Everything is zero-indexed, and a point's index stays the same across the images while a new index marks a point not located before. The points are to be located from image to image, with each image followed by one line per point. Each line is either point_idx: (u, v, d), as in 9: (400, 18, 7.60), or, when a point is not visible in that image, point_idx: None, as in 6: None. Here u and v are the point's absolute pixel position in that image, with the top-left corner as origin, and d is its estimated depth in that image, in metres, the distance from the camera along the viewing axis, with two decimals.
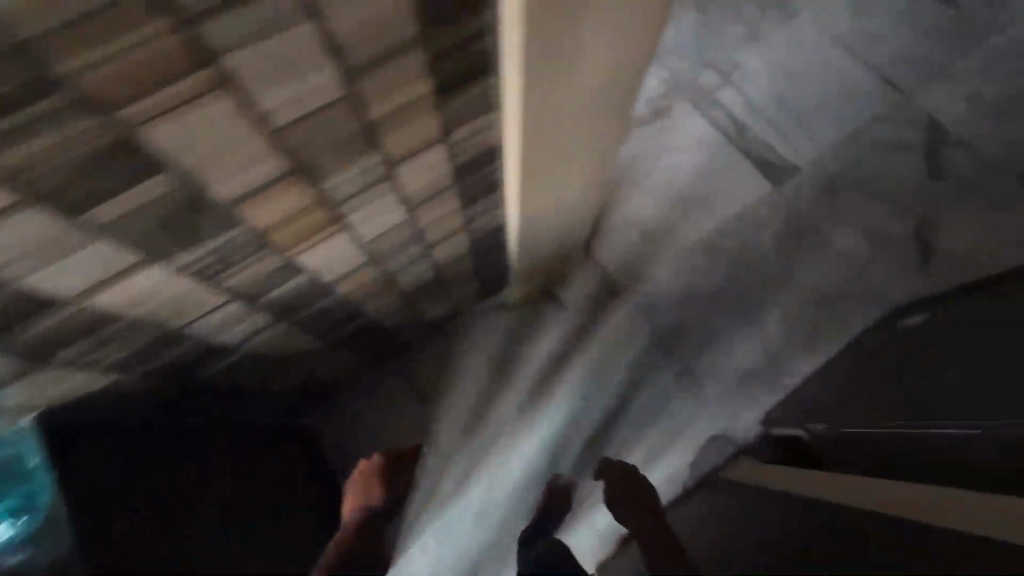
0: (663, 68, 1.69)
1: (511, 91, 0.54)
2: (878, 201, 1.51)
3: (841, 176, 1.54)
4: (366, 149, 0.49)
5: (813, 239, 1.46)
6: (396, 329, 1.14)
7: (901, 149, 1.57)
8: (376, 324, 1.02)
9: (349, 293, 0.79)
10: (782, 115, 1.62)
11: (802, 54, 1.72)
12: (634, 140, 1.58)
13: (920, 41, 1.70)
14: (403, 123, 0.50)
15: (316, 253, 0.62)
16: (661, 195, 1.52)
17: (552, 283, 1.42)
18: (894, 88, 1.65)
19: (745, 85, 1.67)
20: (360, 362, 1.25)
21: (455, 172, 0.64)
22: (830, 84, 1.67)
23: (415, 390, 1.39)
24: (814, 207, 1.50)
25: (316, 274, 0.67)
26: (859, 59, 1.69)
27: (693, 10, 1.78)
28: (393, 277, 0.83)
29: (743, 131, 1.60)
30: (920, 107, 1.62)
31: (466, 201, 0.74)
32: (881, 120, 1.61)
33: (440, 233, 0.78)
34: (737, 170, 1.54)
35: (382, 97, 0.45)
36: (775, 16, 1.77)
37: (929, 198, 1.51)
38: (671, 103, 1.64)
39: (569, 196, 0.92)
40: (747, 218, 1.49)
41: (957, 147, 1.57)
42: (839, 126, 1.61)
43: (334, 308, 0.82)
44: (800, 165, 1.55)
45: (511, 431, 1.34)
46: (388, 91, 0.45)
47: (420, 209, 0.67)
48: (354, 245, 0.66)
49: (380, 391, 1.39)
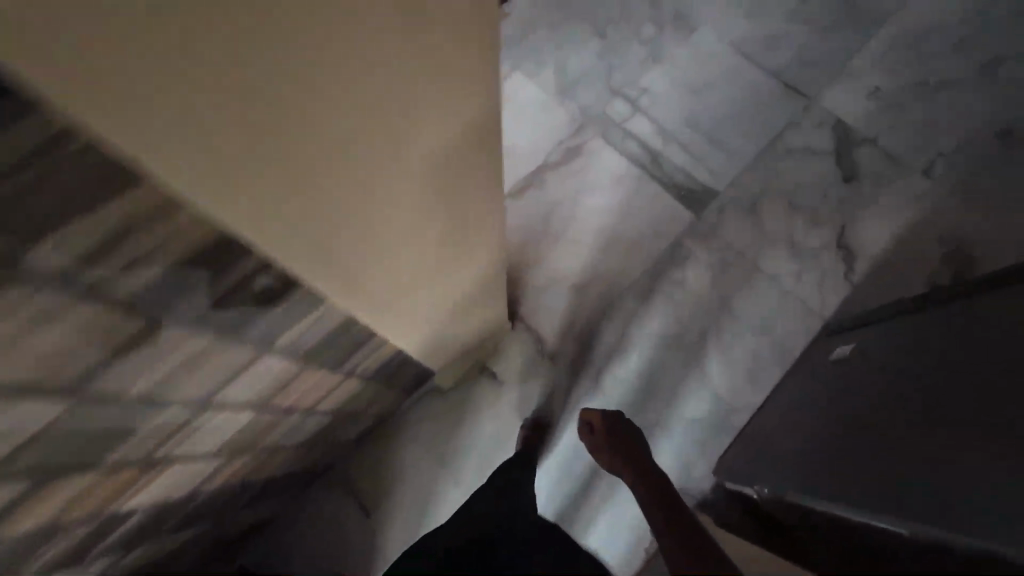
0: (573, 103, 1.63)
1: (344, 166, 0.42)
2: (799, 213, 1.50)
3: (761, 192, 1.53)
4: (146, 411, 0.47)
5: (739, 266, 1.45)
6: (306, 464, 1.09)
7: (815, 154, 1.57)
8: (271, 478, 0.97)
9: (219, 487, 0.77)
10: (695, 137, 1.60)
11: (708, 67, 1.69)
12: (550, 188, 1.53)
13: (818, 39, 1.71)
14: (186, 373, 0.47)
15: (142, 496, 0.58)
16: (583, 245, 1.48)
17: (486, 358, 1.37)
18: (798, 92, 1.65)
19: (655, 109, 1.63)
20: (273, 500, 1.15)
21: (295, 363, 0.62)
22: (738, 96, 1.65)
23: (351, 497, 1.36)
24: (738, 231, 1.48)
25: (161, 501, 0.65)
26: (761, 67, 1.69)
27: (594, 35, 1.72)
28: (272, 449, 0.81)
29: (658, 161, 1.56)
30: (826, 108, 1.63)
31: (330, 363, 0.71)
32: (792, 127, 1.61)
33: (310, 399, 0.75)
34: (656, 205, 1.51)
35: (132, 375, 0.43)
36: (676, 30, 1.73)
37: (848, 202, 1.52)
38: (584, 140, 1.58)
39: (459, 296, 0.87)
40: (671, 253, 1.46)
41: (866, 145, 1.58)
42: (753, 139, 1.59)
43: (203, 503, 0.79)
44: (718, 188, 1.54)
45: (480, 447, 1.36)
46: (131, 370, 0.42)
47: (266, 402, 0.64)
48: (196, 463, 0.64)
49: (307, 513, 1.35)
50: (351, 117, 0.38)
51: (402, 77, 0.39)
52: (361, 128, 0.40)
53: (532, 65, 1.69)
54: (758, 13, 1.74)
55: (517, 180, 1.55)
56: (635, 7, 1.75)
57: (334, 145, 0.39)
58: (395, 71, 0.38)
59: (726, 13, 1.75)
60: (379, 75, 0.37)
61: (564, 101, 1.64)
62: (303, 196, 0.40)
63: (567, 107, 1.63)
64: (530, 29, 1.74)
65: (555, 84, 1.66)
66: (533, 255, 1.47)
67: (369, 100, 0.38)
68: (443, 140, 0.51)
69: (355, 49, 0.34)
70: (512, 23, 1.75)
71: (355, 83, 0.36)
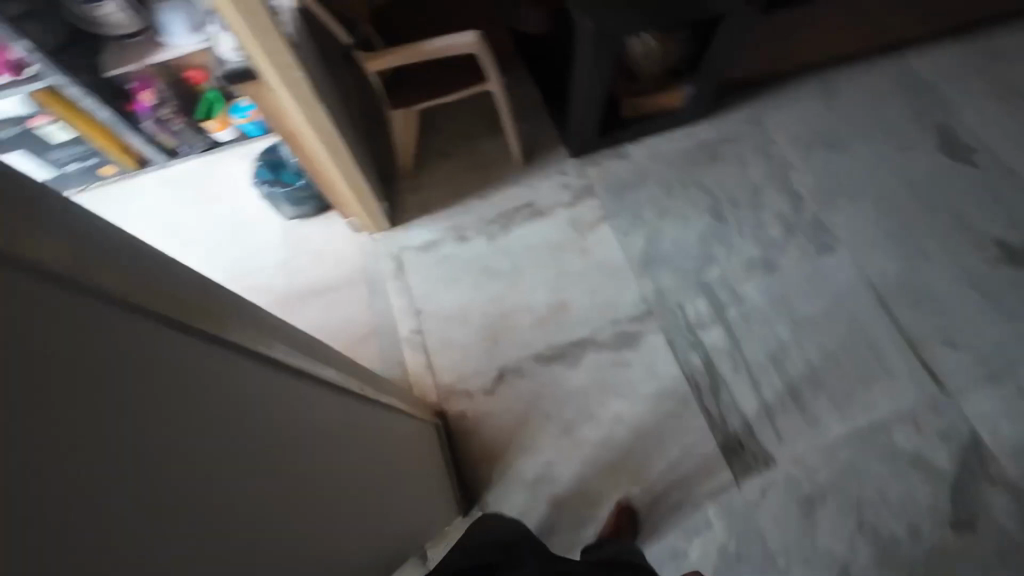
0: (649, 281, 1.48)
1: (117, 429, 0.37)
2: (867, 538, 1.20)
3: (827, 489, 1.25)
4: None
5: (760, 568, 1.20)
6: None
7: (922, 468, 1.25)
8: None
9: None
10: (775, 382, 1.35)
11: (825, 301, 1.43)
12: (584, 369, 1.39)
13: (987, 320, 1.37)
14: None
15: None
16: (589, 453, 1.31)
17: (434, 542, 1.25)
18: (932, 376, 1.33)
19: (741, 329, 1.41)
20: None
21: None
22: (847, 351, 1.37)
23: None
24: (778, 526, 1.23)
25: None
26: (893, 325, 1.39)
27: (708, 215, 1.55)
28: None
29: (717, 391, 1.35)
30: (961, 413, 1.29)
31: None
32: (903, 419, 1.30)
33: None
34: (691, 447, 1.30)
35: None
36: (806, 243, 1.50)
37: (947, 558, 1.18)
38: (642, 329, 1.42)
39: (371, 531, 0.83)
40: (686, 516, 1.25)
41: (1000, 487, 1.22)
42: (846, 412, 1.31)
43: None
44: (777, 460, 1.28)
45: None
46: None
47: None
48: None
49: None
50: (80, 378, 0.34)
51: (87, 329, 0.36)
52: (97, 378, 0.36)
53: (626, 223, 1.56)
54: (918, 259, 1.45)
55: (550, 343, 1.43)
56: (767, 203, 1.56)
57: (100, 397, 0.36)
58: (113, 349, 0.38)
59: (874, 245, 1.48)
60: (96, 339, 0.36)
61: (641, 275, 1.49)
62: (82, 447, 0.33)
63: (641, 285, 1.48)
64: (643, 182, 1.61)
65: (639, 253, 1.52)
66: (531, 433, 1.34)
67: (174, 374, 0.45)
68: (251, 426, 0.55)
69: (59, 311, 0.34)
70: (626, 168, 1.63)
71: (75, 328, 0.35)
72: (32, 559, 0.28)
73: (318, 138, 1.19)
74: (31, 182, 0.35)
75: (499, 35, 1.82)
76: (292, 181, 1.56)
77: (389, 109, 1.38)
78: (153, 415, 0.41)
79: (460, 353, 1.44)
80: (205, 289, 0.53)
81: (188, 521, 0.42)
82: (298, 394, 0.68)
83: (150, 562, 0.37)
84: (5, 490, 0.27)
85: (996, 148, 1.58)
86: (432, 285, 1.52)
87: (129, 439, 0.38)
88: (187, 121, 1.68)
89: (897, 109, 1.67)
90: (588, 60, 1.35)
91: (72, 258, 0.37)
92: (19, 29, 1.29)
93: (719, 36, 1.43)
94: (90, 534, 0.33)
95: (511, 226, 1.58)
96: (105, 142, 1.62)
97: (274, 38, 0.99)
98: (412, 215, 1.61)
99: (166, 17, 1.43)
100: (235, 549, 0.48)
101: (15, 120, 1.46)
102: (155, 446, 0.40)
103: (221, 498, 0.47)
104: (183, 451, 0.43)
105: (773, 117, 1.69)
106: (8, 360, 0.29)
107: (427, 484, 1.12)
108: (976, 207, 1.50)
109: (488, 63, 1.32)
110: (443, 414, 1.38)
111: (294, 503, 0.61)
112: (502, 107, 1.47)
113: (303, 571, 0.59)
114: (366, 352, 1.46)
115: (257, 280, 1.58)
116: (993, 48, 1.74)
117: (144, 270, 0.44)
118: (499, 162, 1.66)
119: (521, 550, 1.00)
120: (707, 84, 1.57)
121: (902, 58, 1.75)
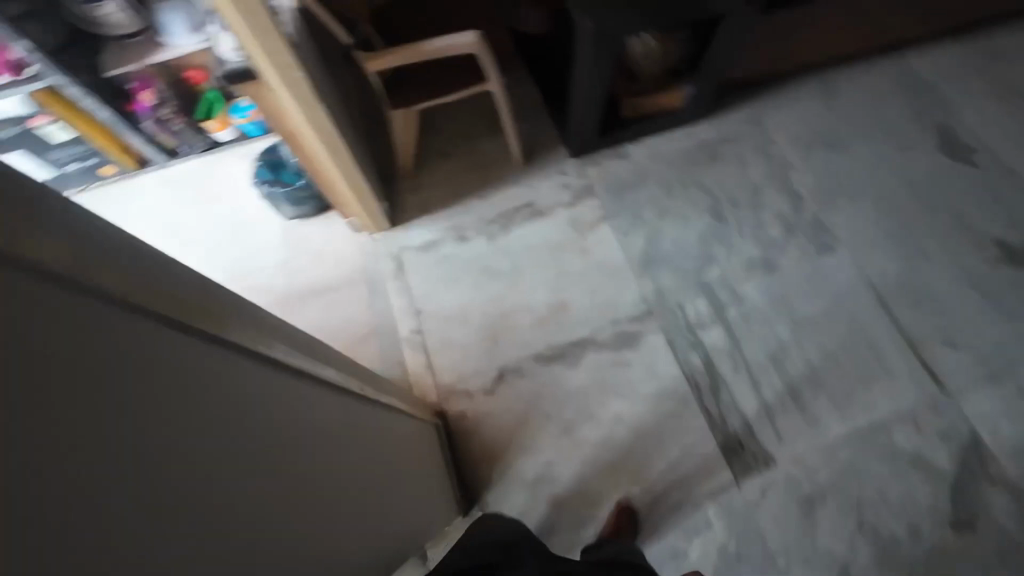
0: (649, 281, 1.48)
1: (121, 435, 0.37)
2: (867, 538, 1.20)
3: (827, 489, 1.25)
4: None
5: (760, 568, 1.20)
6: None
7: (922, 468, 1.25)
8: None
9: None
10: (775, 382, 1.35)
11: (825, 302, 1.43)
12: (583, 370, 1.39)
13: (987, 320, 1.37)
14: None
15: None
16: (589, 453, 1.31)
17: (435, 543, 1.25)
18: (931, 376, 1.33)
19: (741, 329, 1.41)
20: None
21: None
22: (847, 351, 1.37)
23: None
24: (778, 526, 1.23)
25: None
26: (892, 324, 1.39)
27: (707, 215, 1.56)
28: None
29: (717, 391, 1.35)
30: (960, 413, 1.29)
31: None
32: (903, 419, 1.30)
33: None
34: (691, 446, 1.30)
35: None
36: (806, 243, 1.50)
37: (947, 558, 1.18)
38: (642, 329, 1.43)
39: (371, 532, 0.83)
40: (686, 516, 1.25)
41: (1000, 487, 1.22)
42: (846, 412, 1.31)
43: None
44: (777, 460, 1.28)
45: None
46: None
47: None
48: None
49: None
50: (77, 380, 0.34)
51: (85, 328, 0.36)
52: (100, 381, 0.36)
53: (626, 223, 1.56)
54: (918, 259, 1.45)
55: (550, 343, 1.43)
56: (765, 202, 1.57)
57: (103, 400, 0.36)
58: (111, 350, 0.38)
59: (874, 245, 1.48)
60: (97, 340, 0.36)
61: (641, 275, 1.49)
62: (82, 453, 0.33)
63: (639, 285, 1.48)
64: (643, 182, 1.61)
65: (639, 253, 1.52)
66: (531, 433, 1.34)
67: (179, 372, 0.45)
68: (251, 426, 0.55)
69: (61, 314, 0.34)
70: (626, 168, 1.63)
71: (79, 329, 0.35)
72: (32, 559, 0.28)
73: (318, 138, 1.19)
74: (31, 182, 0.35)
75: (499, 35, 1.82)
76: (292, 181, 1.56)
77: (389, 109, 1.38)
78: (155, 420, 0.41)
79: (460, 353, 1.44)
80: (205, 289, 0.53)
81: (185, 524, 0.42)
82: (298, 394, 0.68)
83: (150, 562, 0.37)
84: (5, 490, 0.27)
85: (996, 148, 1.58)
86: (432, 285, 1.52)
87: (128, 446, 0.38)
88: (187, 121, 1.68)
89: (897, 109, 1.67)
90: (588, 60, 1.35)
91: (72, 258, 0.37)
92: (19, 29, 1.29)
93: (719, 36, 1.43)
94: (90, 533, 0.33)
95: (511, 226, 1.58)
96: (105, 142, 1.62)
97: (274, 38, 0.99)
98: (412, 215, 1.61)
99: (166, 17, 1.43)
100: (235, 549, 0.48)
101: (15, 120, 1.46)
102: (150, 447, 0.40)
103: (218, 499, 0.47)
104: (177, 455, 0.43)
105: (773, 117, 1.69)
106: (8, 360, 0.29)
107: (427, 484, 1.12)
108: (976, 207, 1.50)
109: (488, 62, 1.32)
110: (443, 414, 1.38)
111: (294, 503, 0.61)
112: (502, 107, 1.47)
113: (303, 572, 0.59)
114: (366, 352, 1.46)
115: (257, 280, 1.58)
116: (994, 48, 1.74)
117: (144, 270, 0.44)
118: (499, 162, 1.66)
119: (521, 550, 1.00)
120: (707, 84, 1.57)
121: (902, 58, 1.75)
